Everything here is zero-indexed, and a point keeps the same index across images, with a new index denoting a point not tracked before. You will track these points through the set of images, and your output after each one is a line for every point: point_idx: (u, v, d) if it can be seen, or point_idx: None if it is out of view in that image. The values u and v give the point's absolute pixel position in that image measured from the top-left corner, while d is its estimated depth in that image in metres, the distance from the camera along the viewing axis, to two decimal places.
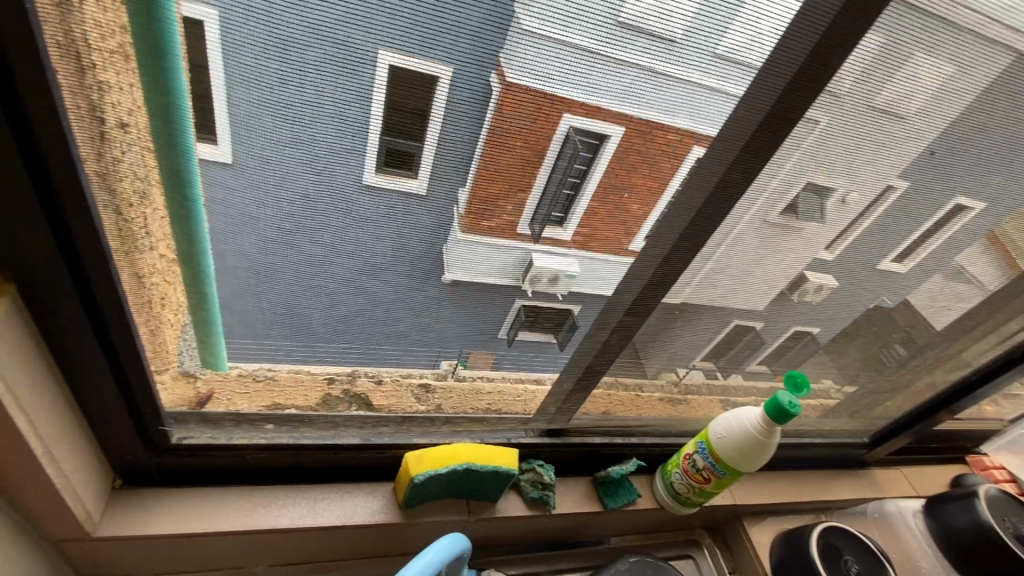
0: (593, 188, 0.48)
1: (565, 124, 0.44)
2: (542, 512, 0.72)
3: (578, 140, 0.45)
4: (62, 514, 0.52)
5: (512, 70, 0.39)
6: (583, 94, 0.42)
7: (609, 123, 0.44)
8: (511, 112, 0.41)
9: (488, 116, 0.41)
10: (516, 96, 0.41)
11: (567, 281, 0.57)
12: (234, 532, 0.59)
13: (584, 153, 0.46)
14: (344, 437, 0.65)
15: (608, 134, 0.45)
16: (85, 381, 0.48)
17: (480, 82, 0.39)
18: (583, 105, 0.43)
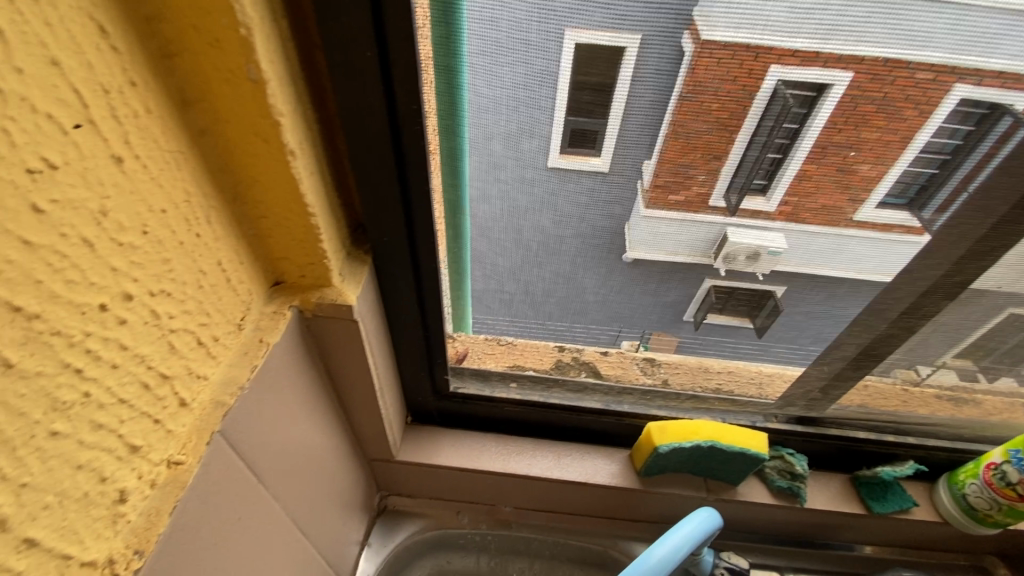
0: (805, 151, 0.42)
1: (771, 78, 0.37)
2: (790, 503, 0.68)
3: (788, 96, 0.38)
4: (379, 439, 0.64)
5: (704, 26, 0.35)
6: (791, 47, 0.35)
7: (833, 69, 0.36)
8: (706, 74, 0.37)
9: (681, 78, 0.37)
10: (712, 56, 0.36)
11: (770, 258, 0.52)
12: (499, 473, 0.69)
13: (796, 109, 0.39)
14: (587, 400, 0.69)
15: (831, 82, 0.37)
16: (403, 336, 0.57)
17: (672, 45, 0.35)
18: (807, 54, 0.36)
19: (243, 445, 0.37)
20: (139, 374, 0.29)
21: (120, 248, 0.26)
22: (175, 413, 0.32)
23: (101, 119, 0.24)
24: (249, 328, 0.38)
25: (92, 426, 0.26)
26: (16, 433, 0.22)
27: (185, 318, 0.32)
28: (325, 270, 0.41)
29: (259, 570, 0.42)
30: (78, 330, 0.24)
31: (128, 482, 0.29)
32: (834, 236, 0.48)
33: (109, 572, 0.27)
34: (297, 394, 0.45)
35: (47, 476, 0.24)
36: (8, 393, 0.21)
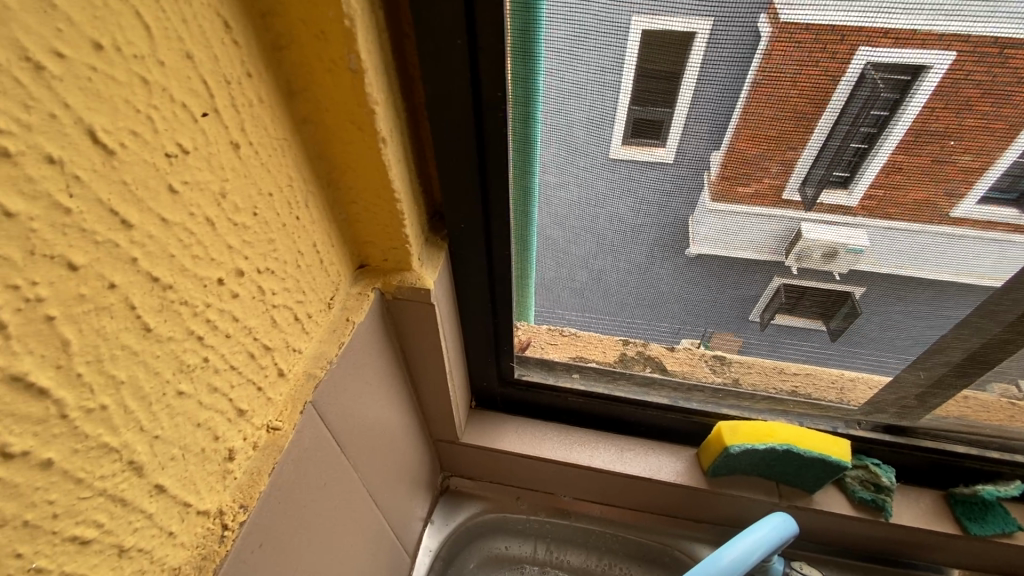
0: (895, 139, 0.38)
1: (858, 61, 0.34)
2: (872, 516, 0.64)
3: (878, 79, 0.34)
4: (445, 421, 0.66)
5: (786, 5, 0.33)
6: (883, 27, 0.32)
7: (930, 48, 0.33)
8: (782, 58, 0.35)
9: (754, 65, 0.35)
10: (791, 40, 0.34)
11: (850, 257, 0.47)
12: (561, 463, 0.70)
13: (886, 95, 0.35)
14: (655, 395, 0.68)
15: (929, 63, 0.33)
16: (472, 322, 0.58)
17: (746, 28, 0.34)
18: (905, 33, 0.32)
19: (330, 417, 0.40)
20: (247, 345, 0.31)
21: (235, 228, 0.28)
22: (274, 382, 0.34)
23: (223, 108, 0.26)
24: (337, 308, 0.41)
25: (209, 389, 0.28)
26: (152, 390, 0.25)
27: (285, 295, 0.34)
28: (406, 254, 0.42)
29: (339, 535, 0.45)
30: (200, 302, 0.27)
31: (235, 442, 0.31)
32: (940, 236, 0.44)
33: (219, 522, 0.30)
34: (377, 372, 0.47)
35: (174, 430, 0.26)
36: (147, 354, 0.24)
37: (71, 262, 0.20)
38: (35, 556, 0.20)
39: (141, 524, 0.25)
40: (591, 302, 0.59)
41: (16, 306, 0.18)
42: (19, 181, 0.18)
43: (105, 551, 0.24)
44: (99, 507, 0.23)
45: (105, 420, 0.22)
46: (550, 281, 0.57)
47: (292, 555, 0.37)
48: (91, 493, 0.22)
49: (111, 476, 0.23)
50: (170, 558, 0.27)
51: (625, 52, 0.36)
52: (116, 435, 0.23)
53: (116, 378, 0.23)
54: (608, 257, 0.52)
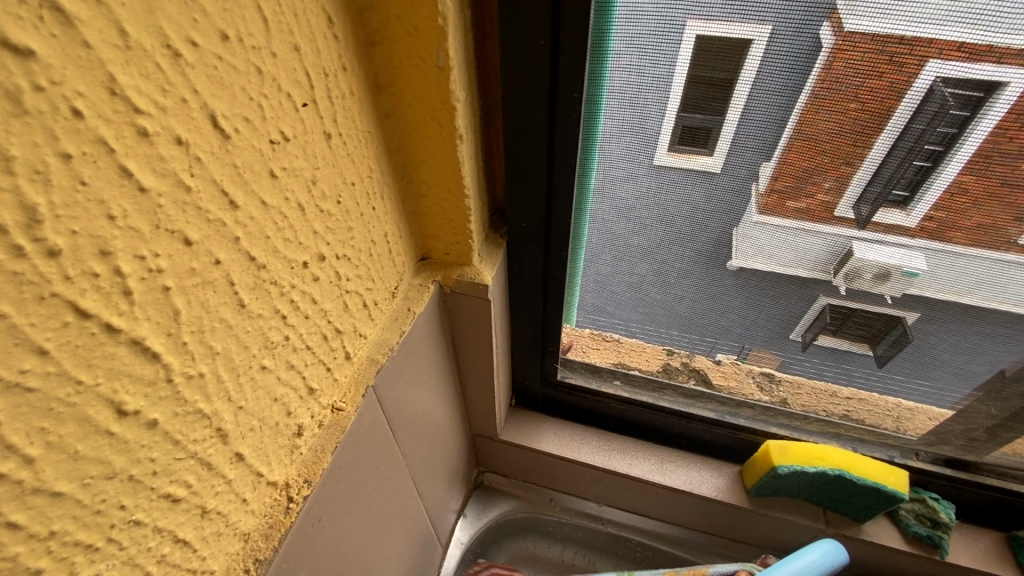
0: (965, 152, 0.36)
1: (927, 75, 0.33)
2: (925, 553, 0.61)
3: (947, 95, 0.33)
4: (487, 417, 0.66)
5: (849, 14, 0.32)
6: (955, 39, 0.31)
7: (1007, 65, 0.31)
8: (845, 67, 0.34)
9: (815, 73, 0.35)
10: (860, 49, 0.33)
11: (903, 279, 0.46)
12: (598, 469, 0.69)
13: (956, 111, 0.34)
14: (700, 408, 0.67)
15: (1004, 80, 0.32)
16: (522, 317, 0.58)
17: (808, 40, 0.34)
18: (980, 47, 0.31)
19: (387, 402, 0.41)
20: (322, 327, 0.32)
21: (321, 215, 0.30)
22: (341, 364, 0.36)
23: (320, 99, 0.27)
24: (400, 297, 0.42)
25: (287, 366, 0.30)
26: (240, 362, 0.26)
27: (358, 281, 0.35)
28: (468, 249, 0.43)
29: (385, 518, 0.46)
30: (287, 282, 0.28)
31: (304, 419, 0.33)
32: (999, 262, 0.42)
33: (285, 494, 0.31)
34: (430, 364, 0.48)
35: (255, 403, 0.28)
36: (240, 328, 0.25)
37: (186, 238, 0.21)
38: (135, 509, 0.22)
39: (222, 488, 0.27)
40: (647, 299, 0.57)
41: (141, 276, 0.20)
42: (152, 159, 0.19)
43: (190, 511, 0.25)
44: (189, 469, 0.24)
45: (201, 387, 0.24)
46: (605, 278, 0.56)
47: (346, 534, 0.38)
48: (184, 454, 0.24)
49: (202, 440, 0.24)
50: (242, 523, 0.29)
51: (675, 49, 0.36)
52: (209, 402, 0.24)
53: (212, 349, 0.24)
54: (673, 250, 0.50)
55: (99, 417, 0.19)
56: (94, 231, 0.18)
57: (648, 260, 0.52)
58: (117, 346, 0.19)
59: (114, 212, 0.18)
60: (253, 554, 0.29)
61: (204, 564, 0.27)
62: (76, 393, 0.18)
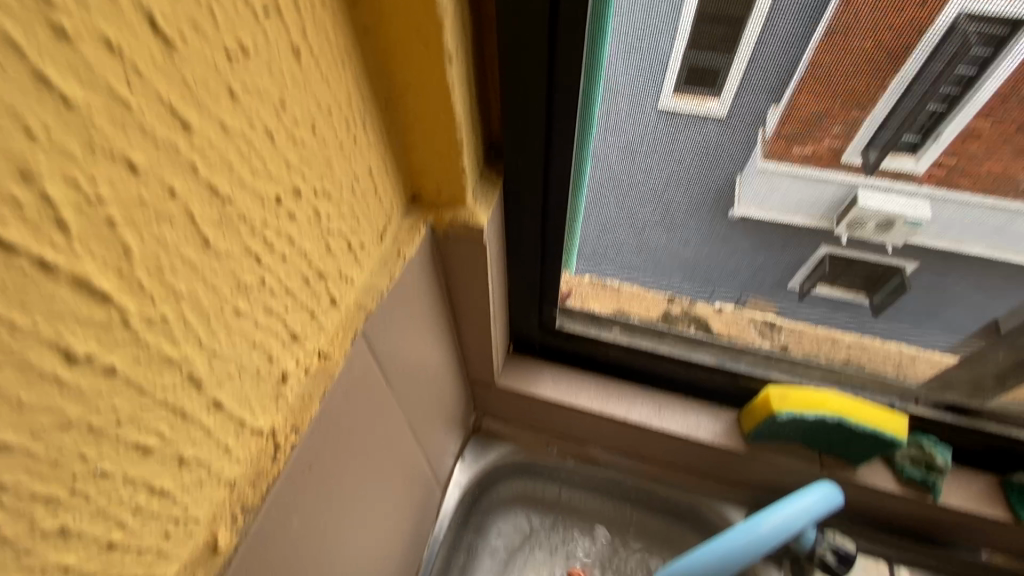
0: (979, 98, 0.39)
1: (951, 10, 0.33)
2: (916, 495, 0.62)
3: (970, 34, 0.34)
4: (484, 363, 0.66)
5: None
6: None
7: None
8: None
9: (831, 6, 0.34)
10: None
11: (905, 230, 0.49)
12: (596, 414, 0.69)
13: (978, 50, 0.35)
14: (700, 354, 0.66)
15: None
16: (520, 261, 0.56)
17: None
18: None
19: (379, 349, 0.39)
20: (302, 269, 0.30)
21: (294, 144, 0.27)
22: (327, 310, 0.34)
23: (286, 6, 0.24)
24: (389, 240, 0.39)
25: (265, 311, 0.28)
26: (210, 306, 0.24)
27: (340, 220, 0.33)
28: (461, 188, 0.40)
29: (383, 462, 0.45)
30: (259, 219, 0.26)
31: (289, 365, 0.31)
32: None
33: (272, 442, 0.30)
34: (423, 310, 0.46)
35: (231, 349, 0.26)
36: (206, 269, 0.23)
37: (132, 163, 0.19)
38: (100, 460, 0.20)
39: (200, 437, 0.25)
40: (650, 241, 0.55)
41: (77, 206, 0.17)
42: (76, 65, 0.16)
43: (166, 460, 0.23)
44: (160, 418, 0.23)
45: (166, 331, 0.22)
46: (606, 222, 0.54)
47: (340, 478, 0.37)
48: (153, 403, 0.22)
49: (173, 388, 0.23)
50: (227, 471, 0.28)
51: None
52: (177, 348, 0.22)
53: (176, 291, 0.22)
54: (681, 188, 0.48)
55: (43, 363, 0.17)
56: (8, 149, 0.15)
57: (654, 199, 0.50)
58: (55, 286, 0.17)
59: (31, 126, 0.15)
60: (241, 501, 0.28)
61: (188, 512, 0.26)
62: (11, 336, 0.16)
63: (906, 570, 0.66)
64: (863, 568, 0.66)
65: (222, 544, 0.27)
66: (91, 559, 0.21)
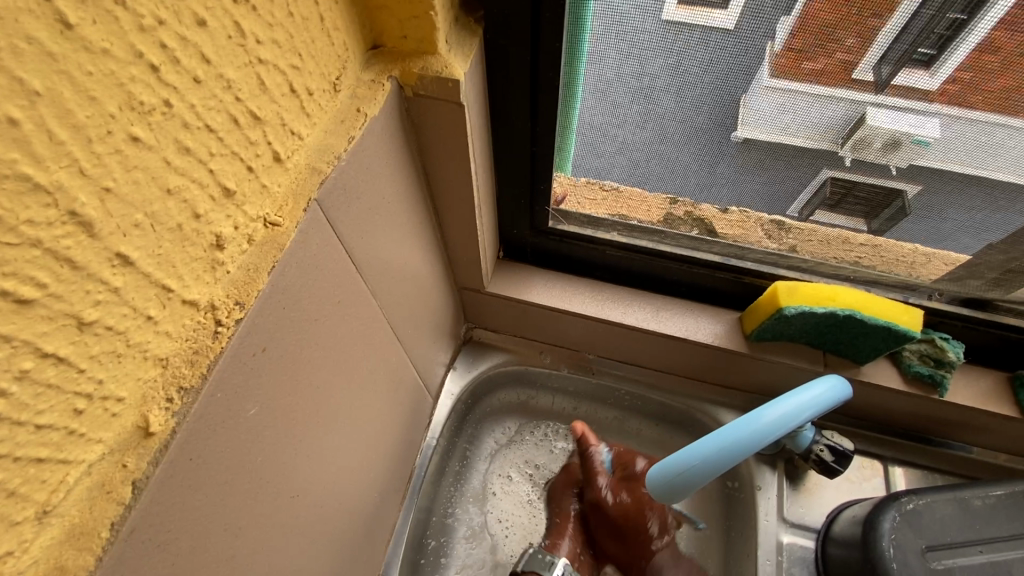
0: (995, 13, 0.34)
1: None
2: (922, 393, 0.60)
3: None
4: (472, 265, 0.61)
5: None
6: None
7: None
8: None
9: None
10: None
11: (913, 149, 0.44)
12: (592, 319, 0.66)
13: None
14: (703, 253, 0.61)
15: None
16: (507, 143, 0.49)
17: None
18: None
19: (341, 226, 0.34)
20: (227, 104, 0.24)
21: None
22: (269, 168, 0.28)
23: None
24: (345, 94, 0.33)
25: (179, 149, 0.22)
26: (89, 122, 0.18)
27: (275, 50, 0.26)
28: (431, 27, 0.33)
29: (357, 362, 0.41)
30: (148, 12, 0.19)
31: (224, 229, 0.26)
32: None
33: (211, 317, 0.26)
34: (394, 189, 0.40)
35: (134, 190, 0.20)
36: (72, 65, 0.17)
37: None
38: None
39: (106, 298, 0.20)
40: (656, 124, 0.47)
41: None
42: None
43: (57, 320, 0.19)
44: (37, 263, 0.18)
45: (20, 141, 0.16)
46: (607, 86, 0.45)
47: (304, 371, 0.33)
48: (18, 240, 0.17)
49: (48, 225, 0.18)
50: (154, 346, 0.23)
51: None
52: (42, 169, 0.17)
53: (25, 85, 0.16)
54: (695, 46, 0.40)
55: None
56: None
57: (663, 60, 0.42)
58: None
59: None
60: (176, 381, 0.24)
61: (104, 389, 0.21)
62: None
63: (901, 470, 0.66)
64: (856, 467, 0.67)
65: (156, 428, 0.23)
66: None
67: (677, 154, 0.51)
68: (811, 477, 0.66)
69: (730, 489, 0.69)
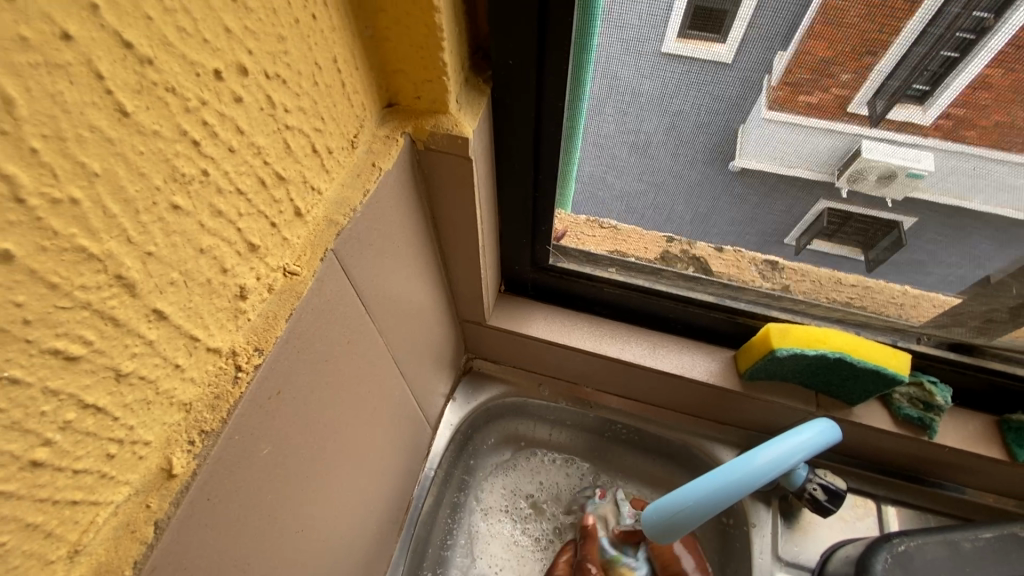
0: (992, 49, 0.35)
1: None
2: (913, 434, 0.61)
3: None
4: (474, 301, 0.63)
5: None
6: None
7: None
8: None
9: None
10: None
11: (907, 182, 0.45)
12: (590, 353, 0.67)
13: None
14: (699, 292, 0.63)
15: None
16: (510, 188, 0.52)
17: None
18: None
19: (354, 271, 0.36)
20: (256, 168, 0.26)
21: (234, 6, 0.22)
22: (291, 222, 0.30)
23: None
24: (362, 149, 0.35)
25: (212, 212, 0.24)
26: (139, 195, 0.20)
27: (300, 116, 0.28)
28: (444, 91, 0.36)
29: (362, 399, 0.43)
30: (193, 95, 0.21)
31: (248, 280, 0.28)
32: None
33: (232, 362, 0.27)
34: (404, 235, 0.42)
35: (171, 251, 0.22)
36: (127, 147, 0.19)
37: None
38: (5, 364, 0.17)
39: (141, 350, 0.22)
40: (652, 171, 0.50)
41: None
42: None
43: (98, 373, 0.20)
44: (85, 322, 0.19)
45: (78, 218, 0.18)
46: (606, 138, 0.48)
47: (313, 411, 0.35)
48: (71, 303, 0.19)
49: (96, 289, 0.19)
50: (179, 392, 0.25)
51: None
52: (96, 240, 0.19)
53: (87, 168, 0.18)
54: (689, 106, 0.43)
55: None
56: None
57: (659, 116, 0.44)
58: None
59: None
60: (198, 425, 0.26)
61: (134, 434, 0.23)
62: None
63: (894, 509, 0.67)
64: (850, 506, 0.67)
65: (178, 469, 0.25)
66: (11, 479, 0.18)
67: (674, 200, 0.53)
68: (806, 515, 0.67)
69: (725, 525, 0.69)
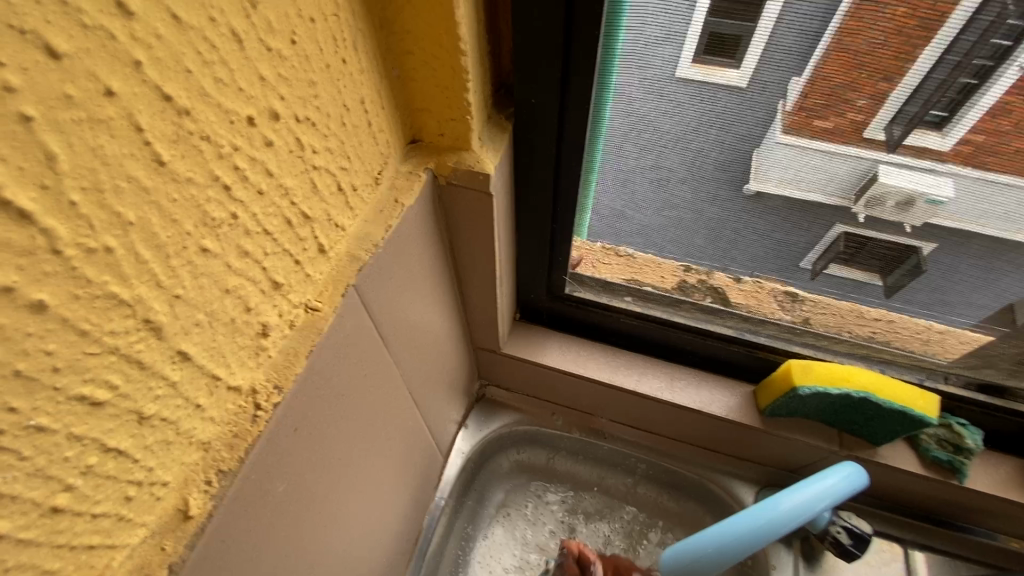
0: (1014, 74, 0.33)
1: None
2: (942, 478, 0.59)
3: None
4: (489, 329, 0.62)
5: None
6: None
7: None
8: None
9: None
10: None
11: (927, 209, 0.43)
12: (605, 384, 0.66)
13: (1014, 21, 0.31)
14: (718, 324, 0.62)
15: None
16: (529, 219, 0.52)
17: None
18: None
19: (374, 305, 0.36)
20: (283, 209, 0.26)
21: (269, 55, 0.23)
22: (314, 259, 0.30)
23: None
24: (385, 185, 0.35)
25: (239, 253, 0.24)
26: (169, 241, 0.20)
27: (327, 156, 0.29)
28: (466, 128, 0.36)
29: (378, 430, 0.43)
30: (227, 141, 0.22)
31: (270, 317, 0.28)
32: None
33: (252, 401, 0.27)
34: (424, 267, 0.43)
35: (198, 293, 0.23)
36: (162, 195, 0.20)
37: (51, 48, 0.15)
38: (34, 413, 0.17)
39: (164, 392, 0.22)
40: (672, 205, 0.50)
41: None
42: None
43: (121, 417, 0.20)
44: (112, 367, 0.19)
45: (111, 265, 0.18)
46: (626, 174, 0.48)
47: (328, 445, 0.34)
48: (99, 349, 0.19)
49: (124, 333, 0.20)
50: (199, 432, 0.25)
51: None
52: (127, 287, 0.19)
53: (123, 217, 0.18)
54: (711, 141, 0.43)
55: None
56: None
57: (681, 152, 0.45)
58: None
59: None
60: (215, 464, 0.26)
61: (153, 475, 0.23)
62: None
63: (922, 555, 0.64)
64: (876, 550, 0.65)
65: (194, 510, 0.24)
66: (31, 526, 0.18)
67: (693, 234, 0.53)
68: (829, 559, 0.64)
69: (743, 565, 0.67)
